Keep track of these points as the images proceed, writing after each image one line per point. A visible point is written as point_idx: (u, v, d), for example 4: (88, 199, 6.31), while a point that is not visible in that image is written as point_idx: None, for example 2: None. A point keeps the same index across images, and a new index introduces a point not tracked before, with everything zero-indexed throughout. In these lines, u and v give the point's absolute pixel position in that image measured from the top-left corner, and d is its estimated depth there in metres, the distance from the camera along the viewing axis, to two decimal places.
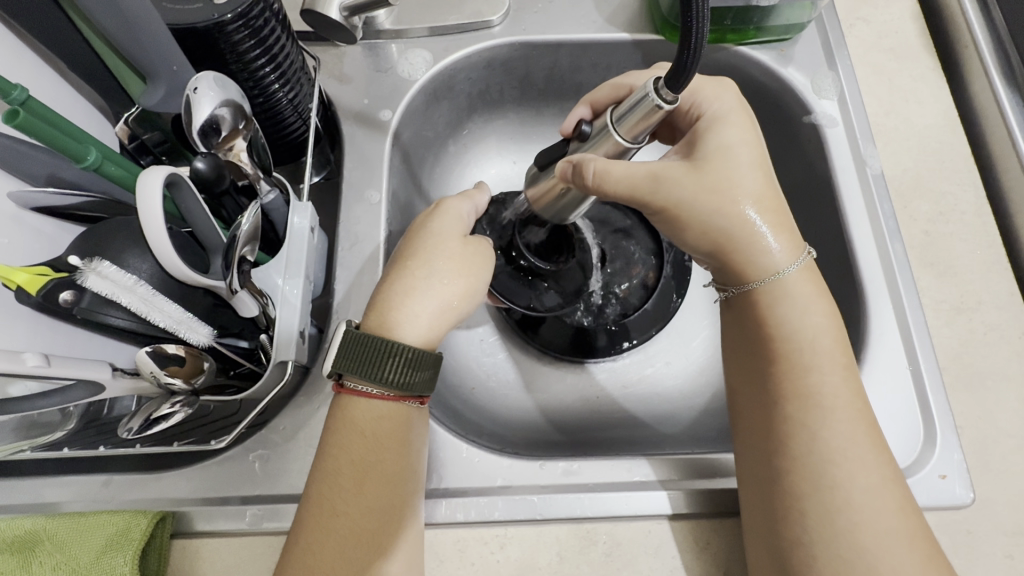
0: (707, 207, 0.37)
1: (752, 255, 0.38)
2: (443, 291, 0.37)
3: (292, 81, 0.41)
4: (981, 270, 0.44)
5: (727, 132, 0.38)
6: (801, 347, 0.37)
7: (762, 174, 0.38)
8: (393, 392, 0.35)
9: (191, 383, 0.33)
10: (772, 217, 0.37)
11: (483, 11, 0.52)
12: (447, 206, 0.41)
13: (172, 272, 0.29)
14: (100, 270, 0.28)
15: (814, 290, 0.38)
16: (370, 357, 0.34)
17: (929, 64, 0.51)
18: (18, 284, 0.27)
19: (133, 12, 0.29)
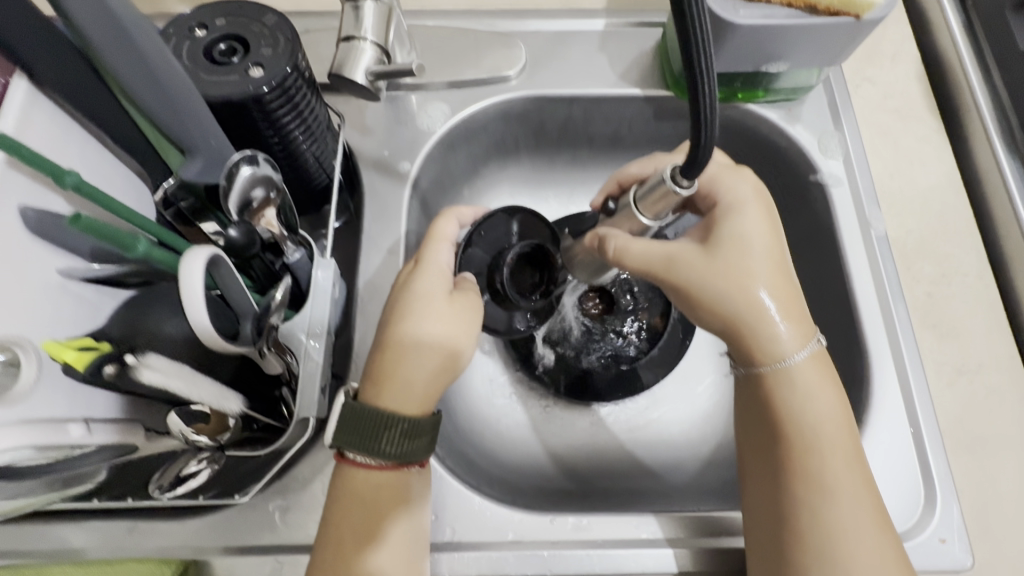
0: (718, 297, 0.38)
1: (765, 345, 0.39)
2: (431, 355, 0.37)
3: (318, 137, 0.43)
4: (982, 332, 0.45)
5: (746, 228, 0.40)
6: (808, 434, 0.38)
7: (775, 263, 0.39)
8: (391, 462, 0.36)
9: (216, 440, 0.35)
10: (784, 308, 0.39)
11: (501, 66, 0.54)
12: (427, 260, 0.41)
13: (204, 339, 0.30)
14: (156, 360, 0.30)
15: (821, 373, 0.39)
16: (368, 429, 0.35)
17: (932, 125, 0.52)
18: (66, 360, 0.27)
19: (175, 91, 0.31)
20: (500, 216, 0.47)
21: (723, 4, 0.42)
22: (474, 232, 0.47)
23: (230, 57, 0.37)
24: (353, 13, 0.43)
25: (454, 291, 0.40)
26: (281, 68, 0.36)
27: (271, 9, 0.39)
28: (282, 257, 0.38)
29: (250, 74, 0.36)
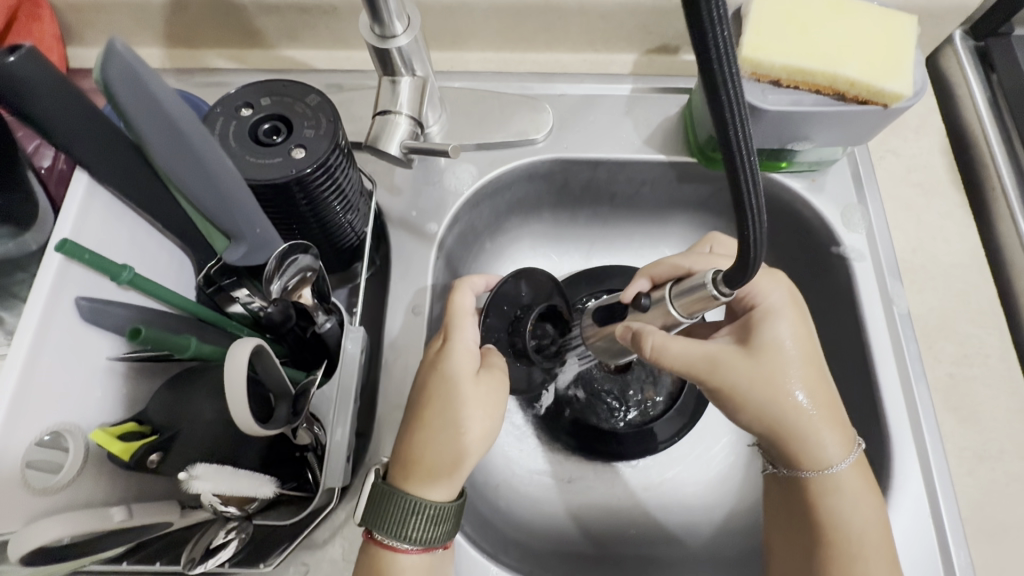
0: (756, 404, 0.39)
1: (803, 450, 0.40)
2: (461, 443, 0.38)
3: (353, 205, 0.44)
4: (1003, 417, 0.45)
5: (782, 332, 0.40)
6: (852, 541, 0.39)
7: (815, 372, 0.40)
8: (418, 546, 0.37)
9: (245, 507, 0.35)
10: (822, 412, 0.40)
11: (528, 129, 0.55)
12: (455, 342, 0.41)
13: (243, 427, 0.31)
14: (206, 470, 0.30)
15: (864, 480, 0.40)
16: (393, 512, 0.37)
17: (956, 200, 0.52)
18: (113, 451, 0.29)
19: (221, 177, 0.32)
20: (512, 279, 0.48)
21: (752, 89, 0.42)
22: (494, 300, 0.46)
23: (274, 136, 0.39)
24: (390, 87, 0.45)
25: (479, 372, 0.41)
26: (324, 149, 0.38)
27: (314, 88, 0.41)
28: (312, 325, 0.39)
29: (293, 155, 0.38)
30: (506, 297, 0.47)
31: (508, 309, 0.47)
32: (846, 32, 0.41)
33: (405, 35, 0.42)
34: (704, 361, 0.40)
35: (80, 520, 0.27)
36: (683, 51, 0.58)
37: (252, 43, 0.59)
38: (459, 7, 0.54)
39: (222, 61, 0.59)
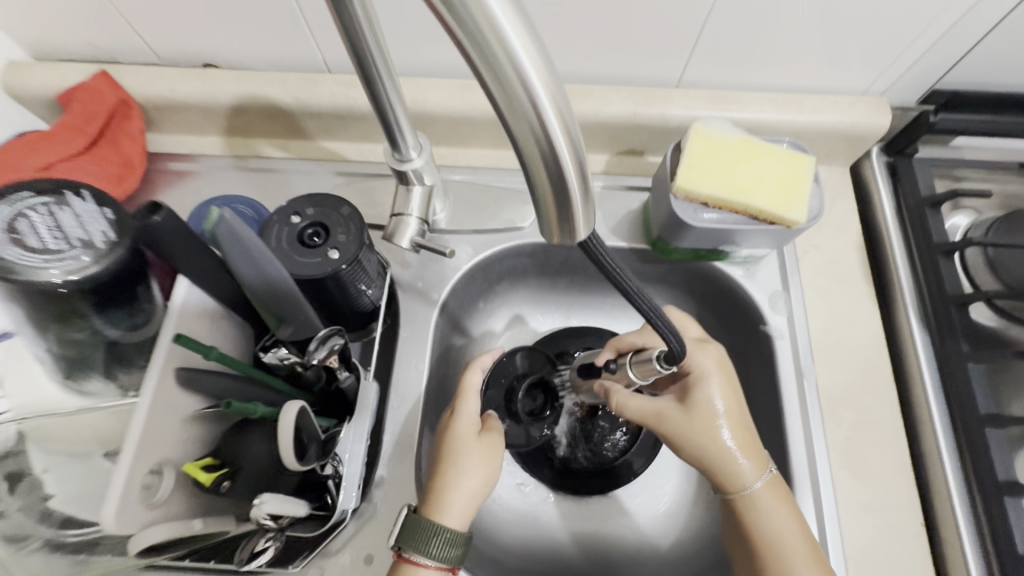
0: (691, 444, 0.51)
1: (729, 477, 0.50)
2: (470, 483, 0.51)
3: (372, 283, 0.57)
4: (889, 475, 0.56)
5: (708, 384, 0.52)
6: (775, 547, 0.48)
7: (736, 419, 0.51)
8: (439, 565, 0.47)
9: (280, 523, 0.47)
10: (740, 445, 0.50)
11: (515, 218, 0.67)
12: (461, 410, 0.55)
13: (286, 462, 0.42)
14: (271, 499, 0.41)
15: (779, 497, 0.50)
16: (422, 535, 0.47)
17: (864, 291, 0.63)
18: (199, 477, 0.41)
19: (286, 294, 0.44)
20: (506, 357, 0.64)
21: (686, 208, 0.55)
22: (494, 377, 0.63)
23: (315, 239, 0.51)
24: (405, 192, 0.58)
25: (483, 432, 0.55)
26: (354, 250, 0.51)
27: (346, 200, 0.53)
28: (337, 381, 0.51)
29: (330, 255, 0.50)
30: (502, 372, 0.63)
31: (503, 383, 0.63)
32: (759, 169, 0.54)
33: (418, 159, 0.54)
34: (651, 411, 0.53)
35: (172, 526, 0.39)
36: (648, 153, 0.70)
37: (297, 136, 0.72)
38: (463, 119, 0.67)
39: (271, 149, 0.73)
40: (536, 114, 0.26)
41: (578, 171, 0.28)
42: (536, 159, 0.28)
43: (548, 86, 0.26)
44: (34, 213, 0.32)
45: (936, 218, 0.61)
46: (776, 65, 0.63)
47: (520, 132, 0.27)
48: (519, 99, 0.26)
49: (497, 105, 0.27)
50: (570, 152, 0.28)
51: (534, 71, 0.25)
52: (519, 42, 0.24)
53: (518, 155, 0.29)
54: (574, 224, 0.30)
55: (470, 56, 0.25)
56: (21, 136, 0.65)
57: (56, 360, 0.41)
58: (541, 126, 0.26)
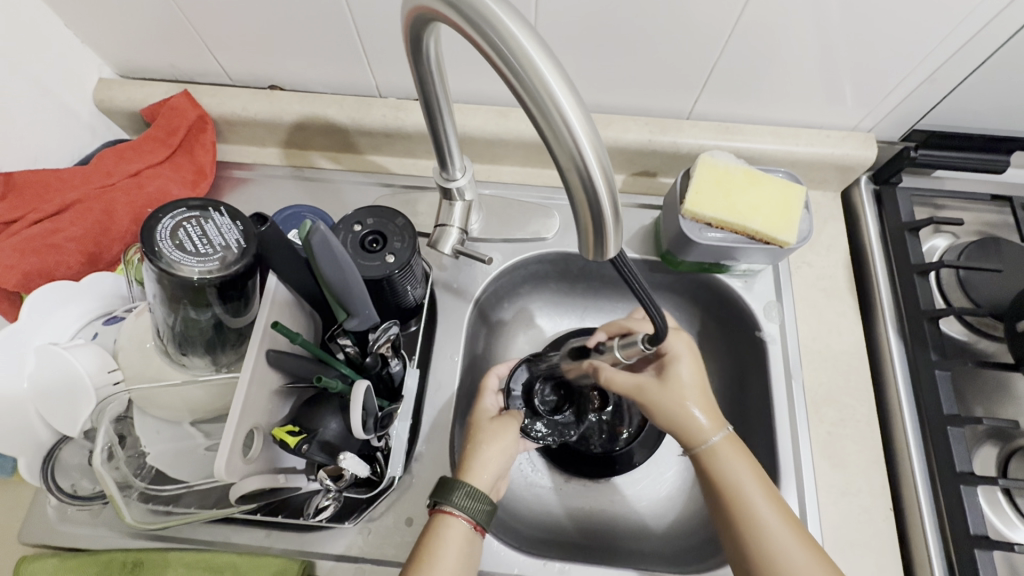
0: (665, 410, 0.60)
1: (693, 434, 0.59)
2: (488, 453, 0.59)
3: (418, 284, 0.65)
4: (864, 465, 0.64)
5: (679, 362, 0.61)
6: (741, 493, 0.56)
7: (700, 387, 0.61)
8: (464, 516, 0.54)
9: (340, 484, 0.54)
10: (702, 406, 0.59)
11: (541, 229, 0.76)
12: (480, 403, 0.65)
13: (351, 426, 0.50)
14: (350, 457, 0.51)
15: (736, 449, 0.58)
16: (446, 487, 0.55)
17: (849, 303, 0.72)
18: (285, 439, 0.49)
19: (356, 290, 0.52)
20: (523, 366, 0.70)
21: (692, 227, 0.63)
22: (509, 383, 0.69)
23: (374, 245, 0.60)
24: (448, 206, 0.66)
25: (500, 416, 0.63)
26: (407, 256, 0.59)
27: (400, 212, 0.62)
28: (389, 369, 0.59)
29: (387, 260, 0.59)
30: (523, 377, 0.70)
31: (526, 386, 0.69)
32: (756, 197, 0.62)
33: (461, 178, 0.63)
34: (630, 383, 0.62)
35: (264, 477, 0.48)
36: (660, 175, 0.78)
37: (347, 150, 0.81)
38: (498, 141, 0.76)
39: (324, 161, 0.82)
40: (576, 149, 0.34)
41: (612, 202, 0.36)
42: (579, 188, 0.36)
43: (589, 133, 0.34)
44: (188, 225, 0.40)
45: (914, 241, 0.69)
46: (777, 102, 0.71)
47: (566, 166, 0.35)
48: (563, 136, 0.34)
49: (548, 144, 0.35)
50: (605, 184, 0.35)
51: (575, 116, 0.34)
52: (568, 103, 0.33)
53: (565, 188, 0.37)
54: (606, 245, 0.38)
55: (531, 110, 0.34)
56: (109, 147, 0.74)
57: (173, 336, 0.51)
58: (585, 163, 0.34)
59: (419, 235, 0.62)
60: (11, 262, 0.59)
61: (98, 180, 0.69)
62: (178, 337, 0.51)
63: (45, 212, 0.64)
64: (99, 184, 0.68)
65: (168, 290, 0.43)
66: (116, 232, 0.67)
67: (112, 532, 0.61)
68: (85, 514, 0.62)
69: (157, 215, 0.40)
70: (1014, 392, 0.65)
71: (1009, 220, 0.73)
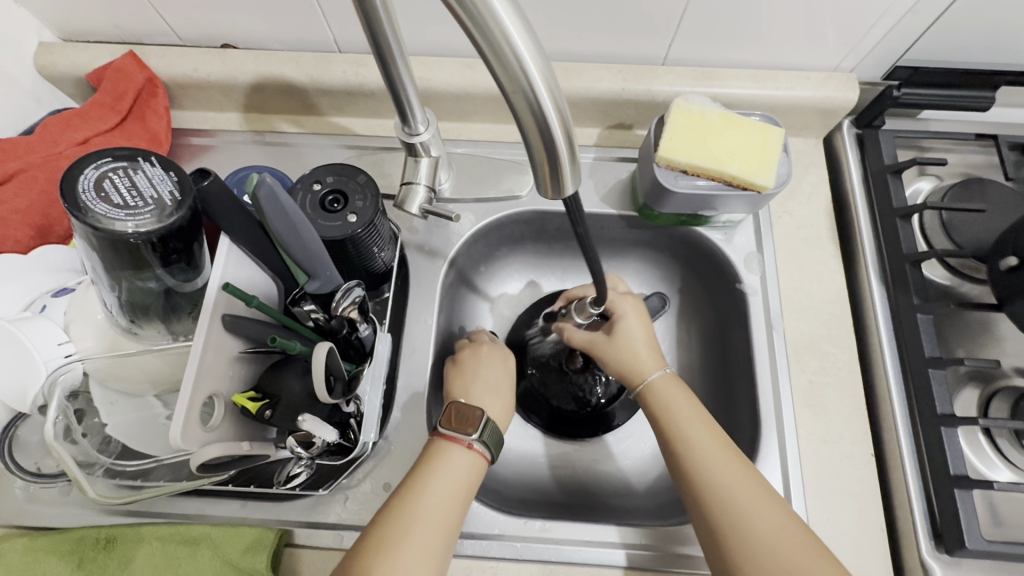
0: (613, 359, 0.64)
1: (635, 375, 0.62)
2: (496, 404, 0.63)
3: (386, 246, 0.63)
4: (846, 412, 0.63)
5: (624, 316, 0.64)
6: (681, 428, 0.57)
7: (645, 335, 0.64)
8: (483, 451, 0.57)
9: (309, 452, 0.52)
10: (646, 350, 0.63)
11: (513, 187, 0.73)
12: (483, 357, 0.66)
13: (315, 389, 0.48)
14: (311, 419, 0.49)
15: (677, 387, 0.60)
16: (496, 440, 0.58)
17: (831, 252, 0.70)
18: (247, 406, 0.49)
19: (314, 249, 0.50)
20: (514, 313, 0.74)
21: (666, 175, 0.61)
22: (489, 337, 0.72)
23: (335, 204, 0.57)
24: (414, 163, 0.63)
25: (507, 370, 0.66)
26: (370, 215, 0.57)
27: (362, 169, 0.59)
28: (356, 332, 0.57)
29: (349, 220, 0.56)
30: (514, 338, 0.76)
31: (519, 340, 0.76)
32: (731, 141, 0.60)
33: (425, 133, 0.60)
34: (586, 340, 0.66)
35: (226, 445, 0.46)
36: (636, 127, 0.75)
37: (310, 112, 0.78)
38: (465, 96, 0.72)
39: (286, 125, 0.78)
40: (524, 77, 0.30)
41: (565, 132, 0.33)
42: (528, 117, 0.32)
43: (534, 53, 0.30)
44: (115, 177, 0.37)
45: (897, 184, 0.67)
46: (755, 44, 0.68)
47: (512, 95, 0.31)
48: (509, 63, 0.30)
49: (495, 76, 0.31)
50: (556, 112, 0.32)
51: (524, 45, 0.29)
52: (509, 19, 0.29)
53: (514, 118, 0.33)
54: (563, 181, 0.35)
55: (472, 35, 0.29)
56: (54, 115, 0.70)
57: (123, 306, 0.48)
58: (533, 91, 0.30)
59: (382, 193, 0.60)
60: None
61: (44, 149, 0.65)
62: (129, 306, 0.48)
63: None
64: (45, 153, 0.64)
65: (104, 252, 0.40)
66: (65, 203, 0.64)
67: (83, 510, 0.60)
68: (53, 493, 0.60)
69: (81, 165, 0.37)
70: (995, 334, 0.64)
71: (993, 160, 0.71)
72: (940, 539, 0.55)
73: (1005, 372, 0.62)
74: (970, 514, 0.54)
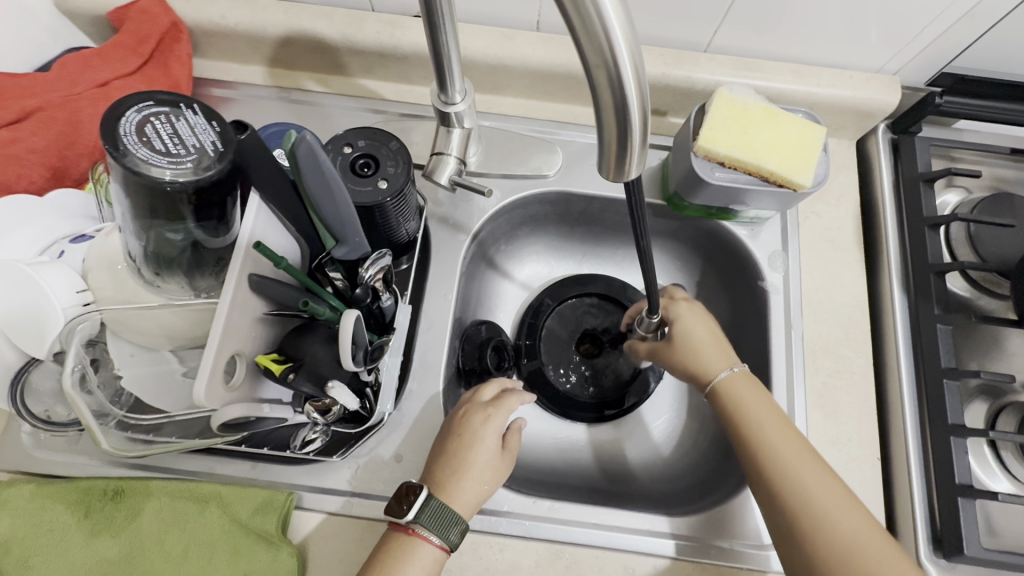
0: (682, 361, 0.64)
1: (703, 372, 0.63)
2: (483, 473, 0.56)
3: (411, 215, 0.61)
4: (856, 415, 0.64)
5: (686, 322, 0.65)
6: (755, 425, 0.57)
7: (710, 335, 0.64)
8: (436, 540, 0.51)
9: (327, 417, 0.52)
10: (711, 347, 0.63)
11: (542, 166, 0.72)
12: (471, 416, 0.59)
13: (340, 356, 0.47)
14: (337, 387, 0.49)
15: (747, 382, 0.61)
16: (445, 522, 0.52)
17: (855, 256, 0.70)
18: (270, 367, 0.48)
19: (346, 213, 0.48)
20: (539, 300, 0.79)
21: (704, 166, 0.60)
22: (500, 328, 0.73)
23: (365, 169, 0.56)
24: (446, 132, 0.62)
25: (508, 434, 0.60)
26: (400, 184, 0.55)
27: (395, 135, 0.58)
28: (378, 302, 0.55)
29: (379, 186, 0.55)
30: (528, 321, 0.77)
31: (532, 324, 0.77)
32: (773, 135, 0.59)
33: (461, 103, 0.58)
34: (650, 347, 0.68)
35: (247, 405, 0.46)
36: (671, 114, 0.74)
37: (337, 72, 0.75)
38: (500, 68, 0.71)
39: (311, 83, 0.76)
40: (609, 48, 0.28)
41: (641, 109, 0.30)
42: (604, 88, 0.30)
43: (623, 21, 0.28)
44: (156, 121, 0.36)
45: (928, 193, 0.67)
46: (801, 38, 0.67)
47: (592, 63, 0.29)
48: (595, 31, 0.28)
49: (577, 44, 0.29)
50: (636, 85, 0.30)
51: (613, 12, 0.28)
52: None
53: (589, 89, 0.31)
54: (627, 166, 0.33)
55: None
56: (73, 53, 0.67)
57: (147, 257, 0.47)
58: (615, 59, 0.29)
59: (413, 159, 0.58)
60: None
61: (62, 90, 0.62)
62: (155, 258, 0.47)
63: (5, 117, 0.57)
64: (63, 93, 0.62)
65: (137, 201, 0.39)
66: (83, 146, 0.62)
67: (91, 460, 0.59)
68: (62, 441, 0.60)
69: (120, 109, 0.35)
70: (1007, 349, 0.64)
71: None
72: (940, 545, 0.57)
73: (1017, 387, 0.62)
74: (972, 523, 0.55)
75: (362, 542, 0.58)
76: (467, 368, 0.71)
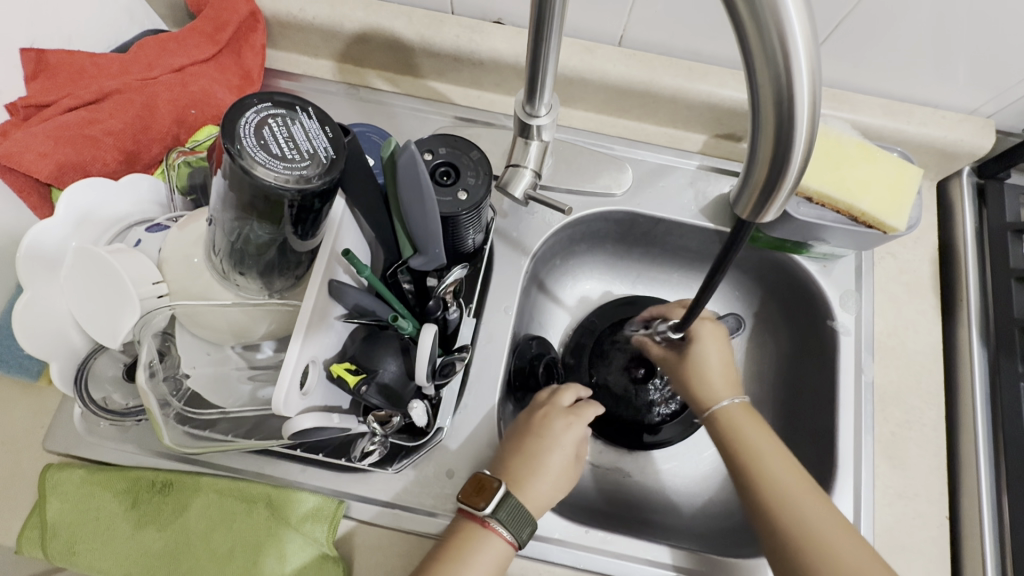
0: (693, 384, 0.62)
1: (708, 396, 0.60)
2: (556, 477, 0.55)
3: (482, 226, 0.59)
4: (925, 469, 0.61)
5: (702, 343, 0.62)
6: (755, 455, 0.55)
7: (722, 365, 0.61)
8: (507, 536, 0.50)
9: (387, 428, 0.51)
10: (722, 372, 0.61)
11: (611, 184, 0.70)
12: (550, 419, 0.58)
13: (415, 369, 0.47)
14: (417, 406, 0.50)
15: (750, 416, 0.58)
16: (521, 521, 0.51)
17: (929, 302, 0.67)
18: (345, 378, 0.48)
19: (430, 222, 0.46)
20: (592, 318, 0.77)
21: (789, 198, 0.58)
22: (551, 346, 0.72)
23: (445, 178, 0.54)
24: (523, 144, 0.60)
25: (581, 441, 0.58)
26: (479, 195, 0.53)
27: (476, 144, 0.56)
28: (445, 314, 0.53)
29: (459, 197, 0.53)
30: (580, 340, 0.76)
31: (584, 342, 0.75)
32: (867, 173, 0.57)
33: (545, 117, 0.57)
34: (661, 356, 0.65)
35: (321, 414, 0.45)
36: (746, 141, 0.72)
37: (408, 72, 0.74)
38: (577, 80, 0.69)
39: (381, 82, 0.74)
40: (786, 81, 0.26)
41: (806, 149, 0.28)
42: (768, 124, 0.28)
43: (809, 54, 0.26)
44: (274, 123, 0.35)
45: (1016, 244, 0.64)
46: (896, 73, 0.64)
47: (763, 97, 0.27)
48: (776, 61, 0.26)
49: (748, 73, 0.27)
50: (807, 126, 0.27)
51: (800, 43, 0.25)
52: (792, 10, 0.25)
53: (748, 119, 0.29)
54: (769, 205, 0.31)
55: (740, 19, 0.26)
56: (152, 36, 0.66)
57: (230, 253, 0.48)
58: (790, 102, 0.26)
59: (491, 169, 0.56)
60: (44, 149, 0.52)
61: (138, 72, 0.62)
62: (239, 253, 0.47)
63: (82, 98, 0.57)
64: (140, 76, 0.61)
65: (241, 194, 0.39)
66: (157, 131, 0.60)
67: (140, 451, 0.58)
68: (111, 428, 0.59)
69: (242, 107, 0.35)
70: None
71: None
72: None
73: None
74: None
75: (408, 556, 0.57)
76: (517, 382, 0.69)
